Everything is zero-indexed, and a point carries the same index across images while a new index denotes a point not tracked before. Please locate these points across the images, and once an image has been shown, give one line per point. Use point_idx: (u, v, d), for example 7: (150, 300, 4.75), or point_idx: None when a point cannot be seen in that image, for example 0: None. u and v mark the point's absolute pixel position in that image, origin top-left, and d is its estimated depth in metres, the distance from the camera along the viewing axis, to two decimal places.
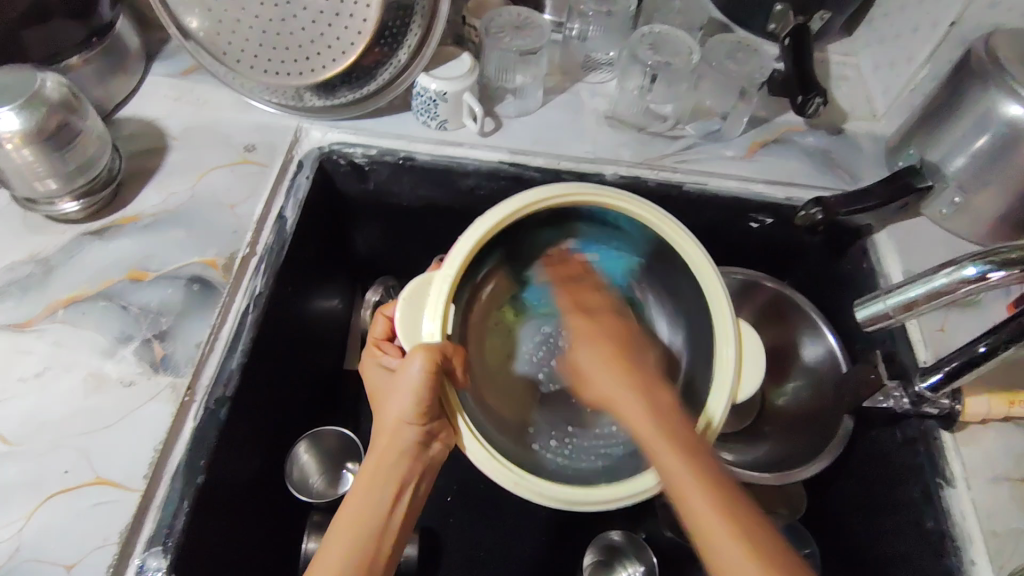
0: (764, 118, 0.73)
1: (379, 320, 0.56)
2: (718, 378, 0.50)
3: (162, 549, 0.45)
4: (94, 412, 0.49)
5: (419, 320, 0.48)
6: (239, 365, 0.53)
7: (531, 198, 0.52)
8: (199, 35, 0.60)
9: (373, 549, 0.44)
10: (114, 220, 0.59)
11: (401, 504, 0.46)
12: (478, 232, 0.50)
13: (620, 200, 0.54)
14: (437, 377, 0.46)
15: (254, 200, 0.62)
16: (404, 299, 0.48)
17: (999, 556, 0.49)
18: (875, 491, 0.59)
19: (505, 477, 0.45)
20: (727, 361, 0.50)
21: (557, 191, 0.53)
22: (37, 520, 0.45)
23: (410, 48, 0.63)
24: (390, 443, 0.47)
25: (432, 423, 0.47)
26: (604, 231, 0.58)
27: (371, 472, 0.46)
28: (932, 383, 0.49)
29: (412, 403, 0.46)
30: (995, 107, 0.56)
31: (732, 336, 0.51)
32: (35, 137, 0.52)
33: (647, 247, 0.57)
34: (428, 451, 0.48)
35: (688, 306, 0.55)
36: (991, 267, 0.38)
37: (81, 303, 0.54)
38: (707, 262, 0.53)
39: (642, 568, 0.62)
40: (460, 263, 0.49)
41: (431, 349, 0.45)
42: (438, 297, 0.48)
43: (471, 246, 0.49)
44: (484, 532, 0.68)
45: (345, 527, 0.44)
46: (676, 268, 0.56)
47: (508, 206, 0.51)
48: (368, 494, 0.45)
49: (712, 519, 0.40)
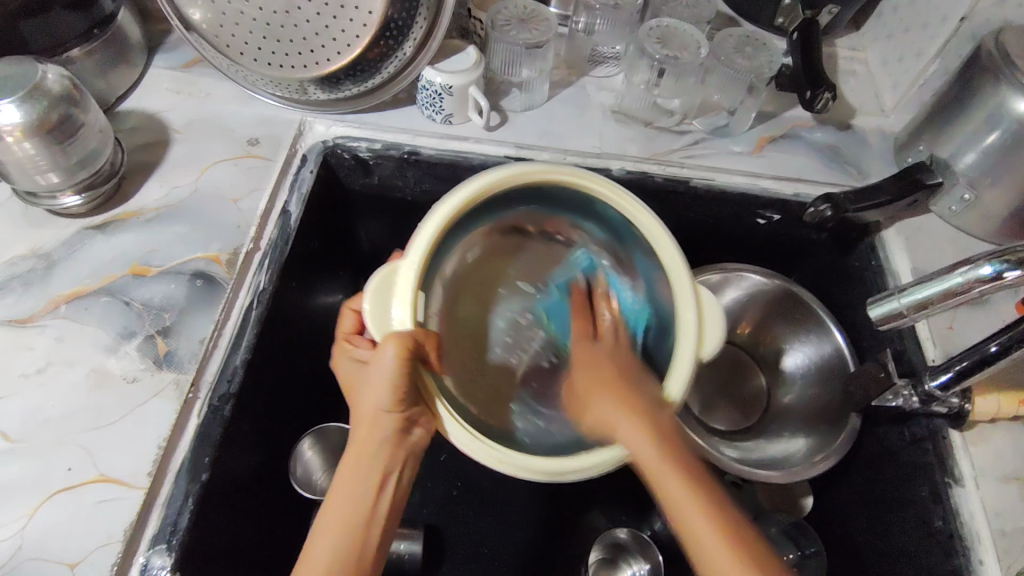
0: (772, 113, 0.72)
1: (347, 315, 0.57)
2: (682, 341, 0.50)
3: (167, 547, 0.44)
4: (97, 408, 0.49)
5: (388, 306, 0.46)
6: (243, 361, 0.53)
7: (482, 182, 0.51)
8: (202, 28, 0.59)
9: (360, 541, 0.43)
10: (116, 215, 0.59)
11: (387, 494, 0.45)
12: (434, 224, 0.48)
13: (577, 177, 0.54)
14: (410, 364, 0.45)
15: (258, 194, 0.61)
16: (369, 294, 0.46)
17: (1007, 555, 0.49)
18: (884, 490, 0.59)
19: (483, 453, 0.44)
20: (688, 321, 0.50)
21: (513, 171, 0.52)
22: (41, 517, 0.44)
23: (415, 40, 0.62)
24: (370, 435, 0.46)
25: (410, 409, 0.47)
26: (563, 209, 0.58)
27: (352, 464, 0.45)
28: (942, 383, 0.49)
29: (388, 391, 0.45)
30: (1006, 104, 0.56)
31: (690, 300, 0.51)
32: (36, 130, 0.51)
33: (608, 222, 0.57)
34: (409, 440, 0.47)
35: (648, 277, 0.56)
36: (1007, 267, 0.38)
37: (84, 298, 0.54)
38: (666, 235, 0.53)
39: (648, 566, 0.61)
40: (425, 246, 0.48)
41: (401, 338, 0.44)
42: (405, 288, 0.46)
43: (431, 236, 0.48)
44: (489, 529, 0.68)
45: (330, 519, 0.43)
46: (637, 244, 0.56)
47: (467, 188, 0.50)
48: (350, 486, 0.44)
49: (685, 503, 0.42)
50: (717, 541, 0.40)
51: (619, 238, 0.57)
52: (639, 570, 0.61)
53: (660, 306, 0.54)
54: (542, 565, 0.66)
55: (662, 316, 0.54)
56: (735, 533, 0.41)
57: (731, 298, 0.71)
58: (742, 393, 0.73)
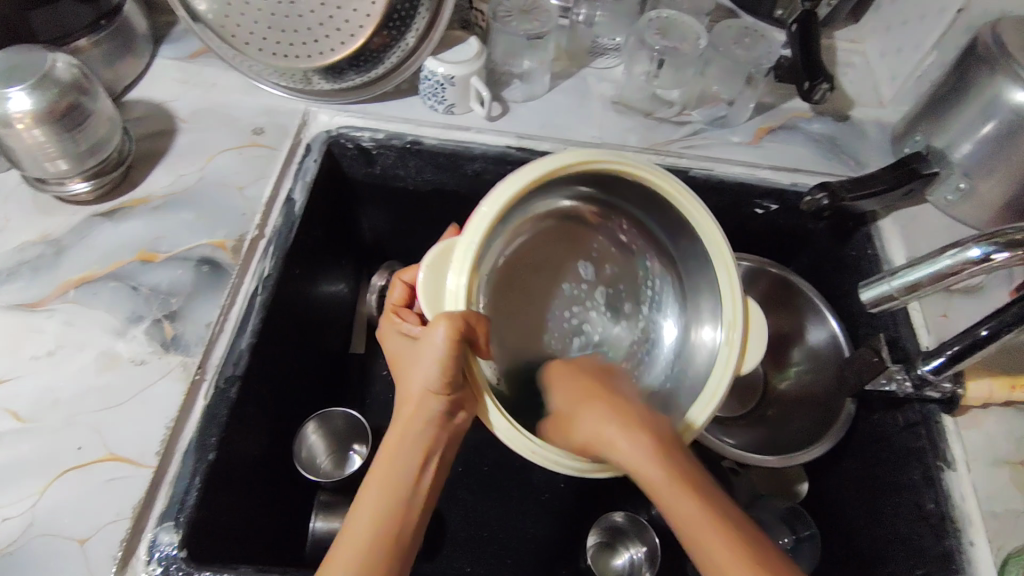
0: (770, 104, 0.73)
1: (398, 286, 0.56)
2: (723, 357, 0.49)
3: (174, 524, 0.45)
4: (107, 389, 0.50)
5: (441, 281, 0.45)
6: (248, 345, 0.54)
7: (546, 168, 0.46)
8: (208, 18, 0.60)
9: (399, 522, 0.43)
10: (124, 202, 0.60)
11: (427, 476, 0.45)
12: (497, 202, 0.45)
13: (626, 165, 0.49)
14: (463, 347, 0.43)
15: (263, 182, 0.62)
16: (426, 267, 0.45)
17: (998, 537, 0.50)
18: (876, 473, 0.60)
19: (523, 446, 0.43)
20: (733, 339, 0.49)
21: (579, 158, 0.47)
22: (52, 494, 0.45)
23: (418, 31, 0.63)
24: (415, 414, 0.46)
25: (457, 392, 0.46)
26: (623, 197, 0.55)
27: (395, 444, 0.46)
28: (934, 366, 0.51)
29: (438, 371, 0.44)
30: (1001, 94, 0.56)
31: (739, 317, 0.49)
32: (45, 117, 0.52)
33: (658, 211, 0.54)
34: (453, 422, 0.47)
35: (697, 275, 0.54)
36: (995, 249, 0.39)
37: (92, 283, 0.55)
38: (725, 243, 0.50)
39: (644, 549, 0.62)
40: (485, 223, 0.45)
41: (455, 317, 0.42)
42: (462, 264, 0.44)
43: (492, 217, 0.45)
44: (488, 514, 0.69)
45: (372, 496, 0.43)
46: (691, 243, 0.53)
47: (531, 173, 0.46)
48: (393, 468, 0.44)
49: (692, 508, 0.43)
50: (737, 565, 0.40)
51: (676, 235, 0.54)
52: (636, 553, 0.63)
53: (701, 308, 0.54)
54: (542, 544, 0.67)
55: (707, 325, 0.53)
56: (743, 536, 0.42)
57: None
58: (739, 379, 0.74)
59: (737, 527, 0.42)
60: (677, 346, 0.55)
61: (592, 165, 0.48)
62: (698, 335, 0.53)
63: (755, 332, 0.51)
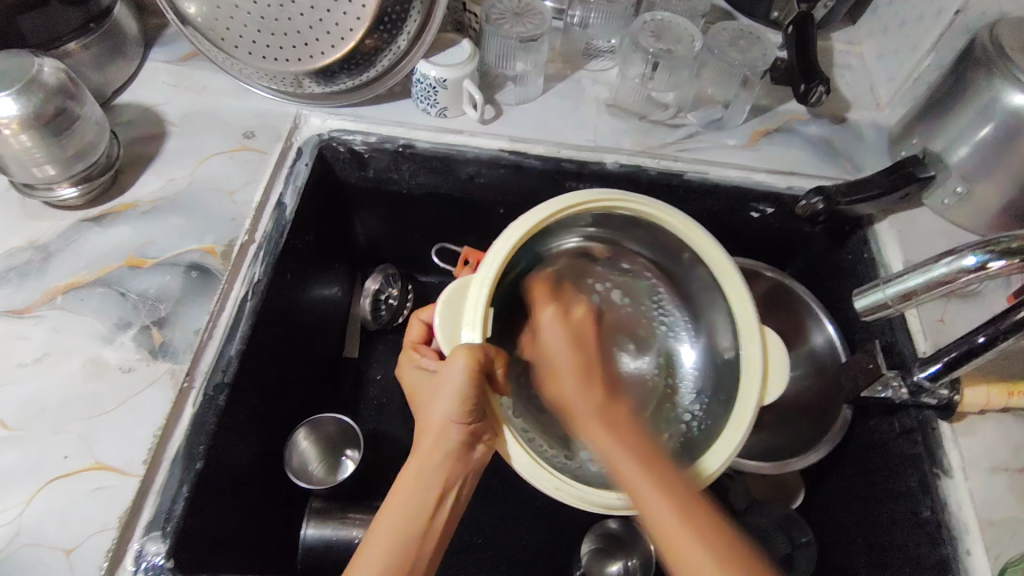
0: (766, 107, 0.72)
1: (415, 324, 0.54)
2: (746, 385, 0.52)
3: (161, 534, 0.45)
4: (94, 397, 0.49)
5: (458, 322, 0.47)
6: (237, 352, 0.53)
7: (559, 205, 0.52)
8: (198, 21, 0.60)
9: (413, 557, 0.43)
10: (112, 207, 0.59)
11: (442, 511, 0.46)
12: (507, 240, 0.49)
13: (633, 202, 0.54)
14: (479, 379, 0.46)
15: (254, 187, 0.62)
16: (442, 305, 0.48)
17: (995, 546, 0.49)
18: (871, 481, 0.59)
19: (546, 482, 0.45)
20: (753, 368, 0.52)
21: (590, 198, 0.53)
22: (38, 504, 0.45)
23: (410, 34, 0.63)
24: (436, 443, 0.46)
25: (478, 424, 0.47)
26: (630, 232, 0.60)
27: (414, 474, 0.46)
28: (930, 373, 0.50)
29: (456, 401, 0.45)
30: (999, 97, 0.56)
31: (756, 334, 0.53)
32: (32, 123, 0.51)
33: (679, 257, 0.59)
34: (472, 455, 0.47)
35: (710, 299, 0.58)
36: (991, 257, 0.38)
37: (80, 289, 0.54)
38: (745, 292, 0.54)
39: (639, 556, 0.62)
40: (500, 261, 0.49)
41: (473, 350, 0.45)
42: (476, 301, 0.47)
43: (506, 251, 0.49)
44: (484, 521, 0.68)
45: (388, 526, 0.44)
46: (699, 269, 0.58)
47: (531, 216, 0.51)
48: (410, 499, 0.45)
49: (663, 505, 0.43)
50: (678, 522, 0.42)
51: (681, 265, 0.59)
52: (631, 561, 0.62)
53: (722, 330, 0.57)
54: (533, 552, 0.67)
55: (727, 347, 0.57)
56: (709, 532, 0.41)
57: None
58: None
59: (695, 512, 0.42)
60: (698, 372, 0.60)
61: (603, 201, 0.53)
62: (721, 354, 0.58)
63: (778, 364, 0.53)
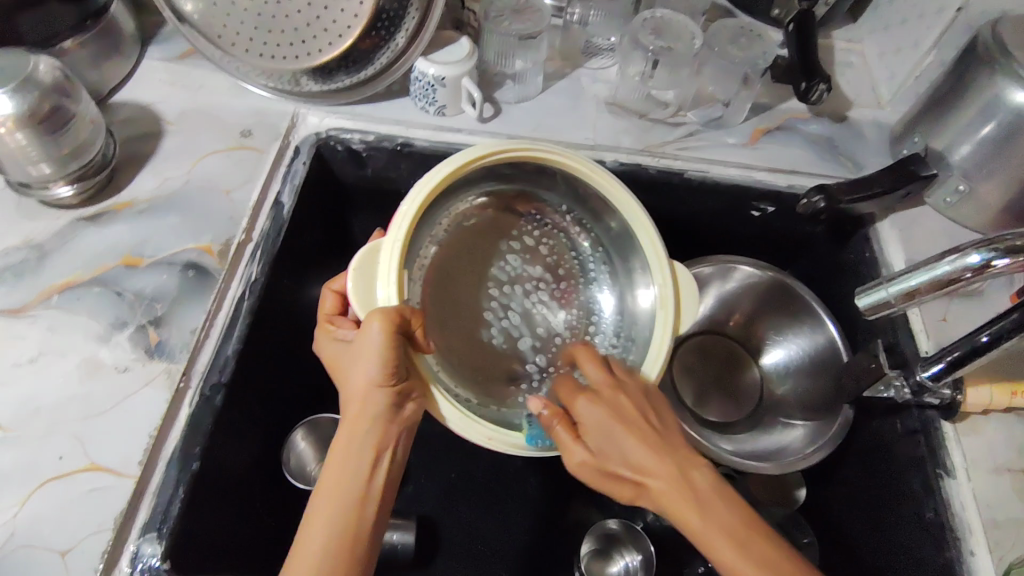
0: (767, 105, 0.72)
1: (327, 296, 0.53)
2: (660, 317, 0.52)
3: (157, 535, 0.44)
4: (89, 397, 0.49)
5: (372, 288, 0.45)
6: (235, 352, 0.53)
7: (478, 153, 0.50)
8: (195, 19, 0.59)
9: (354, 529, 0.41)
10: (108, 206, 0.59)
11: (380, 474, 0.44)
12: (414, 201, 0.46)
13: (545, 149, 0.52)
14: (399, 341, 0.43)
15: (251, 185, 0.61)
16: (354, 269, 0.45)
17: (998, 548, 0.49)
18: (871, 482, 0.59)
19: (475, 433, 0.45)
20: (666, 298, 0.52)
21: (504, 146, 0.51)
22: (32, 505, 0.44)
23: (408, 32, 0.63)
24: (362, 410, 0.44)
25: (404, 384, 0.44)
26: (549, 182, 0.58)
27: (344, 446, 0.43)
28: (934, 373, 0.49)
29: (377, 364, 0.43)
30: (1001, 95, 0.55)
31: (665, 270, 0.52)
32: (27, 121, 0.51)
33: (583, 196, 0.58)
34: (402, 414, 0.45)
35: (619, 235, 0.57)
36: (994, 255, 0.38)
37: (76, 289, 0.54)
38: (643, 212, 0.53)
39: (640, 556, 0.61)
40: (409, 221, 0.46)
41: (387, 314, 0.42)
42: (389, 265, 0.45)
43: (413, 212, 0.46)
44: (484, 521, 0.68)
45: (323, 501, 0.42)
46: (618, 220, 0.56)
47: (454, 160, 0.49)
48: (343, 470, 0.43)
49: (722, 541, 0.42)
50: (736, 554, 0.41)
51: (594, 210, 0.58)
52: (632, 560, 0.62)
53: (636, 266, 0.57)
54: (534, 553, 0.67)
55: (642, 288, 0.56)
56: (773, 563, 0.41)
57: (724, 290, 0.71)
58: (736, 383, 0.72)
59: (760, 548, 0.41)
60: (618, 313, 0.59)
61: (520, 151, 0.51)
62: (635, 300, 0.57)
63: (688, 288, 0.53)
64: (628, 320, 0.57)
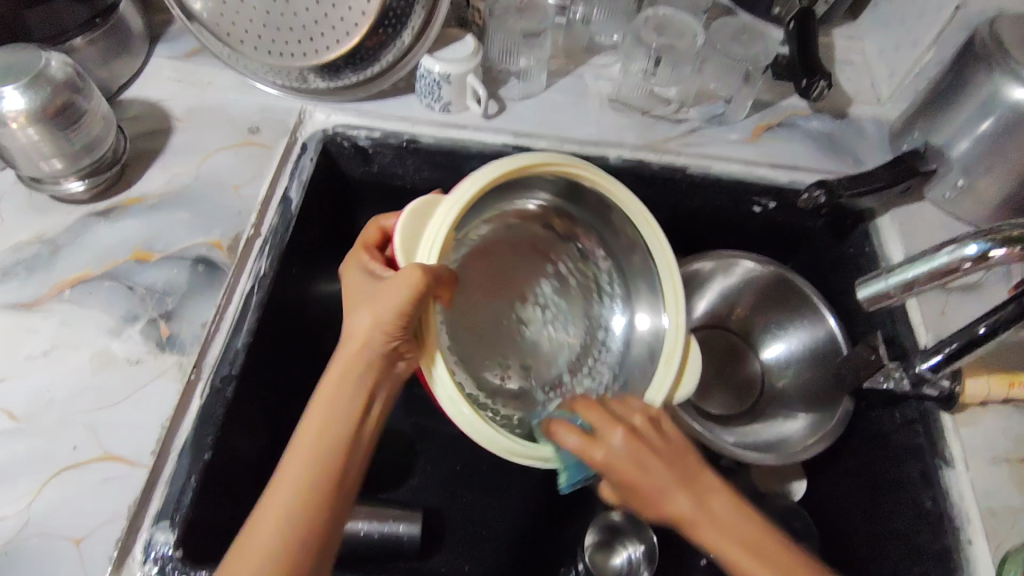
0: (768, 102, 0.73)
1: (371, 227, 0.53)
2: (661, 374, 0.52)
3: (170, 524, 0.45)
4: (102, 388, 0.50)
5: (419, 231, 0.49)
6: (245, 344, 0.53)
7: (534, 159, 0.50)
8: (204, 17, 0.60)
9: (339, 465, 0.44)
10: (119, 201, 0.59)
11: (365, 420, 0.46)
12: (478, 185, 0.48)
13: (593, 175, 0.52)
14: (423, 300, 0.45)
15: (259, 181, 0.62)
16: (409, 212, 0.48)
17: (995, 535, 0.50)
18: (871, 471, 0.60)
19: (469, 417, 0.46)
20: (670, 361, 0.52)
21: (555, 159, 0.51)
22: (47, 494, 0.45)
23: (414, 30, 0.64)
24: (359, 355, 0.46)
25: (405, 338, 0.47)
26: (589, 208, 0.59)
27: (333, 389, 0.46)
28: (931, 365, 0.50)
29: (392, 314, 0.45)
30: (999, 92, 0.56)
31: (681, 319, 0.53)
32: (39, 116, 0.52)
33: (615, 228, 0.59)
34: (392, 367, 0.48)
35: (637, 270, 0.59)
36: (992, 245, 0.38)
37: (88, 283, 0.55)
38: (674, 261, 0.54)
39: (643, 547, 0.62)
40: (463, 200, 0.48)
41: (424, 273, 0.45)
42: (433, 232, 0.48)
43: (471, 192, 0.48)
44: (488, 513, 0.69)
45: (311, 437, 0.44)
46: (636, 256, 0.58)
47: (511, 162, 0.49)
48: (330, 410, 0.45)
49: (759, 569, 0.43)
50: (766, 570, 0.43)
51: (619, 240, 0.59)
52: (634, 552, 0.63)
53: (644, 298, 0.59)
54: (537, 543, 0.68)
55: (647, 316, 0.58)
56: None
57: (725, 285, 0.72)
58: (736, 377, 0.73)
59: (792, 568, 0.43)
60: (622, 341, 0.61)
61: (569, 169, 0.52)
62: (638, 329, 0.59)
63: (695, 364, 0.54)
64: (631, 350, 0.59)
